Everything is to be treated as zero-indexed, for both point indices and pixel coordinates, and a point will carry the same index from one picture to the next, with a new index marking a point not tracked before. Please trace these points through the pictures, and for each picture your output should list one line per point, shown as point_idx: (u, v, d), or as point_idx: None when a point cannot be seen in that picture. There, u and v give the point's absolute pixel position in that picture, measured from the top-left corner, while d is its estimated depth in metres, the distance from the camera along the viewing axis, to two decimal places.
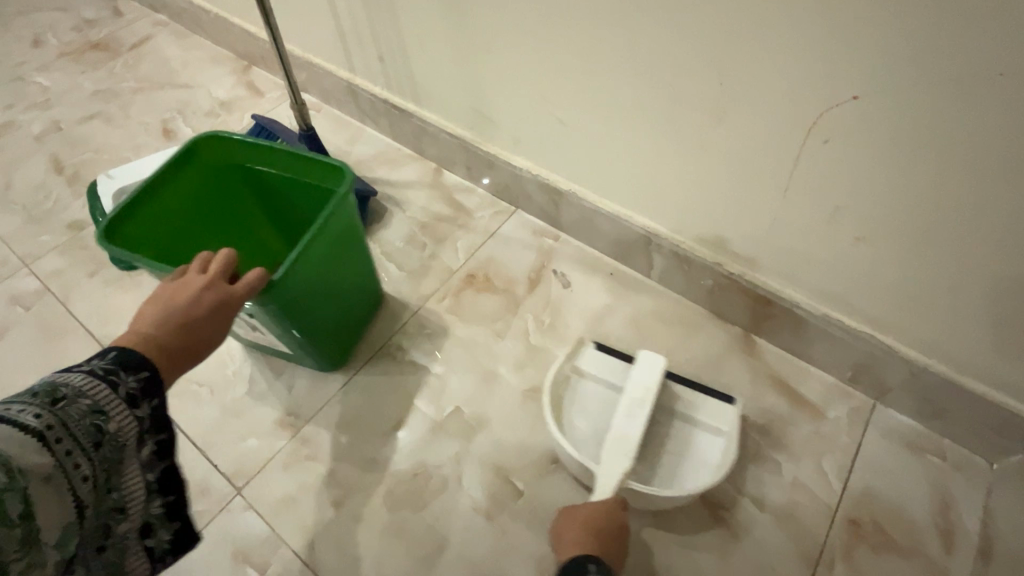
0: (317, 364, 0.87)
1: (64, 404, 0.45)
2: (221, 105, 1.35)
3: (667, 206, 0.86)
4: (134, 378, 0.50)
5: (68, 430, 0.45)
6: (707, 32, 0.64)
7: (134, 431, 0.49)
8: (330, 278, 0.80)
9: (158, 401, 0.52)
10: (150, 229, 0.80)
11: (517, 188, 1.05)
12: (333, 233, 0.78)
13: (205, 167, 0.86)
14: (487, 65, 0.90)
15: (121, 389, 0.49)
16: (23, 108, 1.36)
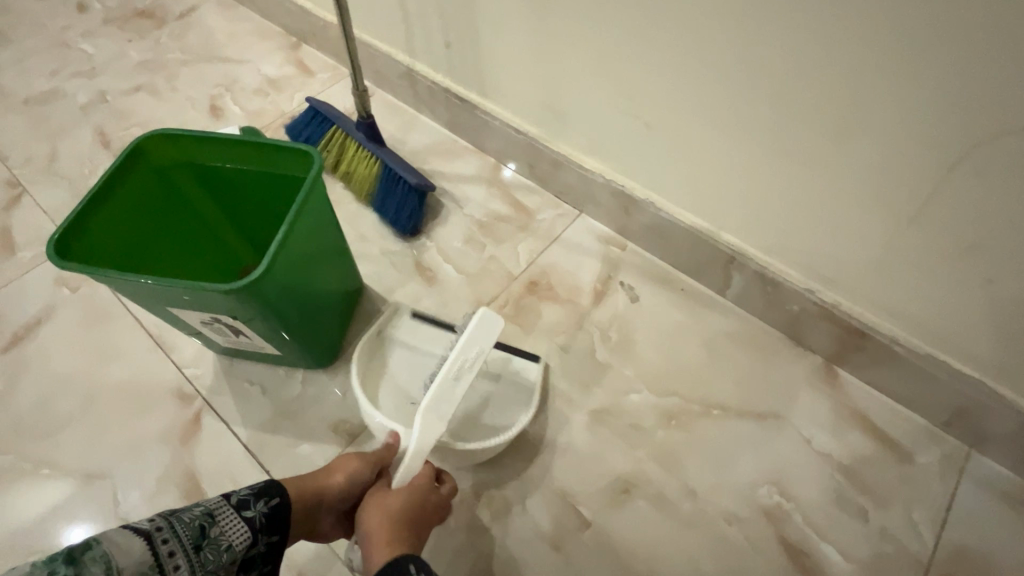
0: (308, 359, 0.84)
1: (175, 513, 0.54)
2: (270, 83, 1.30)
3: (759, 225, 0.80)
4: (264, 504, 0.60)
5: (173, 531, 0.52)
6: (850, 44, 0.57)
7: (239, 530, 0.57)
8: (311, 274, 0.76)
9: (273, 502, 0.61)
10: (110, 241, 0.71)
11: (585, 191, 0.99)
12: (312, 223, 0.73)
13: (163, 165, 0.76)
14: (571, 60, 0.84)
15: (235, 499, 0.59)
16: (67, 76, 1.31)
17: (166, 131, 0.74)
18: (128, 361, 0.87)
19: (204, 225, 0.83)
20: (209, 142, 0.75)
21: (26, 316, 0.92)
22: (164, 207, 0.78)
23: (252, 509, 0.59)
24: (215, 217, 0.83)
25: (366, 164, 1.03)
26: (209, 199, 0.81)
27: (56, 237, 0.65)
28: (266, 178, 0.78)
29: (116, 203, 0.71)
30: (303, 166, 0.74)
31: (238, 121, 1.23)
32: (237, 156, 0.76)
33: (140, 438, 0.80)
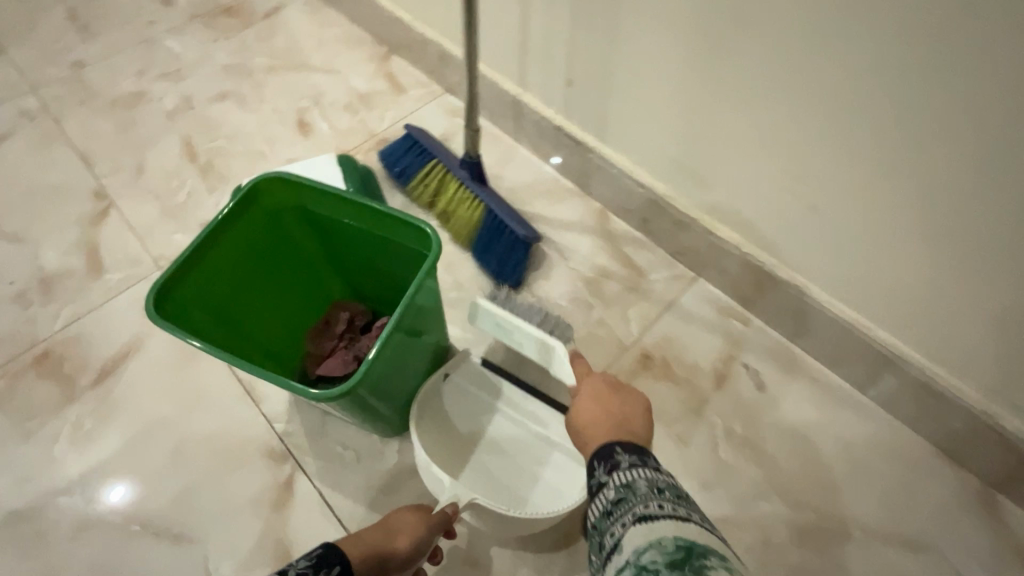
0: (382, 427, 0.77)
1: None
2: (359, 98, 1.22)
3: (933, 332, 0.70)
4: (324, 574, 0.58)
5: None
6: None
7: None
8: (403, 354, 0.69)
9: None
10: (205, 290, 0.64)
11: (710, 257, 0.89)
12: (417, 307, 0.65)
13: (269, 208, 0.68)
14: (728, 125, 0.73)
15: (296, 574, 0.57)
16: (155, 78, 1.27)
17: (285, 175, 0.66)
18: (217, 409, 0.83)
19: (304, 265, 0.75)
20: (324, 195, 0.67)
21: (113, 347, 0.89)
22: (269, 249, 0.70)
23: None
24: (316, 258, 0.76)
25: (468, 207, 0.92)
26: (314, 241, 0.74)
27: (158, 289, 0.58)
28: (380, 241, 0.70)
29: (217, 251, 0.64)
30: (420, 243, 0.66)
31: (326, 139, 1.17)
32: (354, 215, 0.68)
33: (231, 499, 0.76)
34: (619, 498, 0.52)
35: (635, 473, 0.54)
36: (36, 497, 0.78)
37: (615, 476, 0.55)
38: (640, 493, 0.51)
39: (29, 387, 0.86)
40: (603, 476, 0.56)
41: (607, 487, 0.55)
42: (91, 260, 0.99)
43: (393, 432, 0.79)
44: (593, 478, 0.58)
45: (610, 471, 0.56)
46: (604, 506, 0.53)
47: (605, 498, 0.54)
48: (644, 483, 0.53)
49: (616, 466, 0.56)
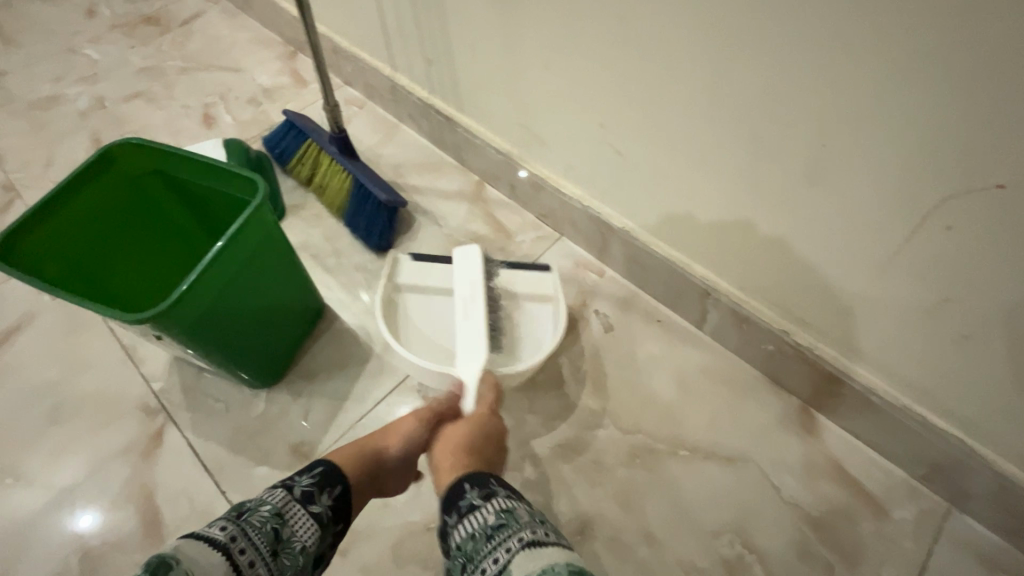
0: (248, 377, 0.82)
1: (246, 515, 0.52)
2: (264, 92, 1.30)
3: (736, 261, 0.78)
4: (309, 476, 0.61)
5: (250, 538, 0.50)
6: (818, 97, 0.56)
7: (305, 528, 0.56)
8: (250, 298, 0.75)
9: (335, 491, 0.61)
10: (61, 243, 0.71)
11: (564, 214, 0.97)
12: (252, 247, 0.71)
13: (127, 172, 0.75)
14: (549, 83, 0.81)
15: (298, 488, 0.59)
16: (72, 82, 1.35)
17: (137, 139, 0.73)
18: (98, 372, 0.88)
19: (174, 229, 0.81)
20: (175, 157, 0.74)
21: (5, 321, 0.94)
22: (131, 209, 0.77)
23: (318, 502, 0.59)
24: (185, 220, 0.82)
25: (338, 178, 1.02)
26: (179, 205, 0.80)
27: (6, 236, 0.65)
28: (228, 196, 0.76)
29: (73, 206, 0.71)
30: (254, 190, 0.72)
31: (227, 129, 1.24)
32: (203, 173, 0.74)
33: (105, 451, 0.82)
34: (498, 522, 0.50)
35: (501, 499, 0.52)
36: None
37: (470, 496, 0.54)
38: (520, 519, 0.49)
39: None
40: (475, 499, 0.53)
41: (465, 515, 0.52)
42: None
43: (263, 383, 0.85)
44: (465, 500, 0.54)
45: (480, 494, 0.54)
46: (477, 529, 0.50)
47: (480, 519, 0.51)
48: (521, 510, 0.51)
49: (489, 491, 0.54)
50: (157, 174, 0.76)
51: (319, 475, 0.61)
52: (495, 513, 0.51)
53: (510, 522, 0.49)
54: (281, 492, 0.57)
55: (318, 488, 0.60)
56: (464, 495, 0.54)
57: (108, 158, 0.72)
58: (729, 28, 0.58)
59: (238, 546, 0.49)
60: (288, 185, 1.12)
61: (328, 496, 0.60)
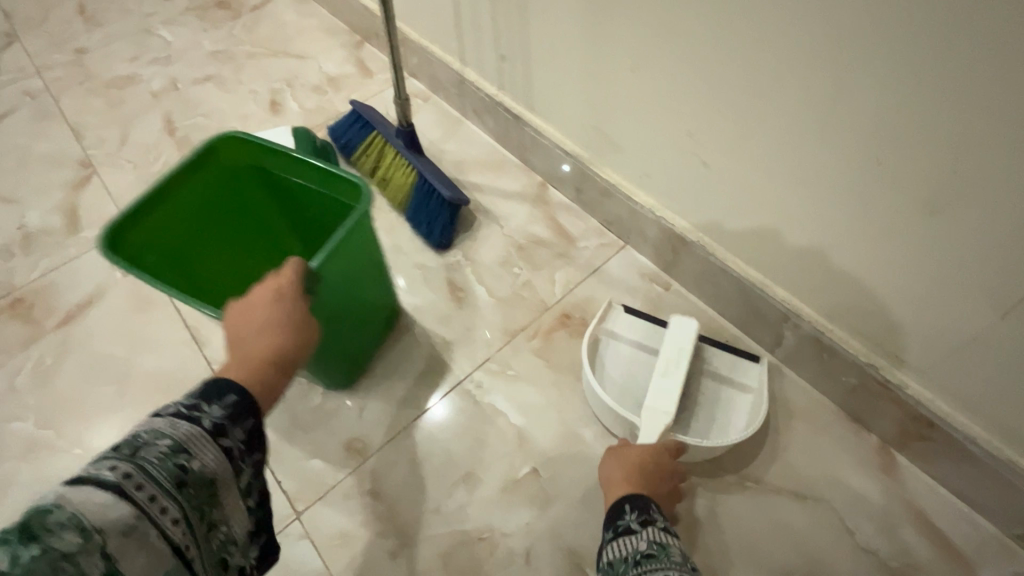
0: (328, 381, 0.81)
1: (140, 451, 0.42)
2: (329, 81, 1.31)
3: (824, 287, 0.73)
4: (220, 406, 0.47)
5: (148, 475, 0.41)
6: (955, 119, 0.51)
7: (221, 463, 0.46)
8: (344, 303, 0.74)
9: (250, 424, 0.49)
10: (166, 235, 0.72)
11: (632, 223, 0.93)
12: (354, 251, 0.71)
13: (226, 169, 0.76)
14: (632, 87, 0.78)
15: (206, 421, 0.46)
16: (146, 62, 1.38)
17: (240, 133, 0.74)
18: (162, 351, 0.90)
19: (261, 224, 0.82)
20: (278, 156, 0.75)
21: (78, 295, 0.97)
22: (229, 203, 0.78)
23: (231, 435, 0.47)
24: (272, 215, 0.82)
25: (402, 172, 1.01)
26: (269, 204, 0.81)
27: (115, 224, 0.66)
28: (329, 198, 0.77)
29: (181, 198, 0.72)
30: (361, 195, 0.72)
31: (292, 117, 1.24)
32: (295, 166, 0.75)
33: None
34: (649, 554, 0.52)
35: (659, 535, 0.55)
36: None
37: (634, 519, 0.57)
38: (672, 559, 0.51)
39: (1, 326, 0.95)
40: (633, 524, 0.56)
41: (624, 536, 0.56)
42: (69, 219, 1.08)
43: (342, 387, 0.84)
44: (622, 520, 0.58)
45: (642, 522, 0.56)
46: (630, 555, 0.53)
47: (635, 545, 0.54)
48: (676, 552, 0.52)
49: (650, 521, 0.57)
50: (257, 171, 0.77)
51: (232, 407, 0.48)
52: (649, 546, 0.53)
53: (668, 558, 0.51)
54: (185, 424, 0.45)
55: (231, 420, 0.48)
56: (622, 516, 0.58)
57: (210, 153, 0.74)
58: (862, 39, 0.52)
59: (133, 486, 0.40)
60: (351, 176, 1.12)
61: (223, 407, 0.47)
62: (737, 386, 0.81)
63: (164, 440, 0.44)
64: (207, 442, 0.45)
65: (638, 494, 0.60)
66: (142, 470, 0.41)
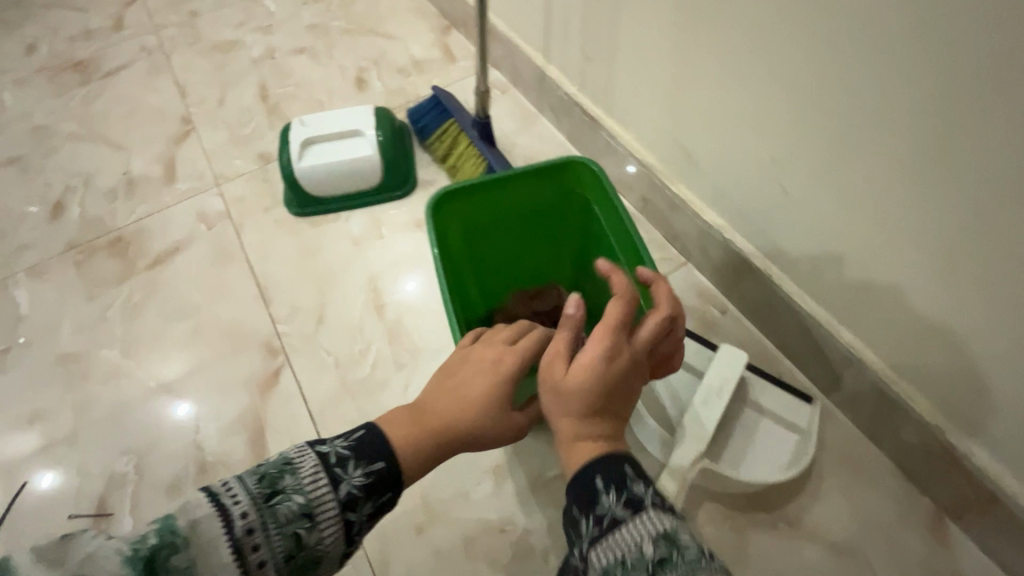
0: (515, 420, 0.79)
1: (273, 501, 0.50)
2: (414, 63, 1.35)
3: (897, 337, 0.69)
4: (360, 476, 0.54)
5: (267, 527, 0.49)
6: None
7: (336, 535, 0.52)
8: None
9: (380, 500, 0.55)
10: (466, 215, 0.76)
11: (696, 241, 0.91)
12: None
13: (567, 185, 0.78)
14: (718, 103, 0.75)
15: (344, 487, 0.53)
16: (250, 30, 1.47)
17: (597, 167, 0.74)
18: (234, 304, 0.97)
19: (561, 248, 0.83)
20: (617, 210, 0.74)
21: (168, 242, 1.06)
22: (547, 219, 0.80)
23: (358, 510, 0.53)
24: (566, 236, 0.82)
25: (473, 163, 1.06)
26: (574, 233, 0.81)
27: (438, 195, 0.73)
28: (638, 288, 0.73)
29: (509, 194, 0.77)
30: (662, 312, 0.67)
31: (374, 95, 1.29)
32: (603, 206, 0.76)
33: (229, 377, 0.90)
34: (660, 553, 0.44)
35: (657, 518, 0.47)
36: (81, 346, 0.94)
37: (619, 503, 0.48)
38: (686, 555, 0.44)
39: (99, 260, 1.04)
40: (619, 512, 0.48)
41: (615, 533, 0.47)
42: (167, 170, 1.18)
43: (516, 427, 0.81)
44: (602, 506, 0.49)
45: (630, 505, 0.48)
46: (635, 558, 0.44)
47: (633, 542, 0.45)
48: (686, 540, 0.45)
49: (637, 500, 0.48)
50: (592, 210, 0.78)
51: (373, 477, 0.54)
52: (655, 541, 0.45)
53: (681, 555, 0.44)
54: (324, 483, 0.52)
55: (365, 493, 0.53)
56: (602, 501, 0.49)
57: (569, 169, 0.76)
58: (978, 82, 0.49)
59: (255, 540, 0.48)
60: (423, 159, 1.15)
61: (363, 476, 0.54)
62: (786, 425, 0.78)
63: (300, 495, 0.51)
64: (335, 512, 0.51)
65: (615, 459, 0.51)
66: (266, 520, 0.49)
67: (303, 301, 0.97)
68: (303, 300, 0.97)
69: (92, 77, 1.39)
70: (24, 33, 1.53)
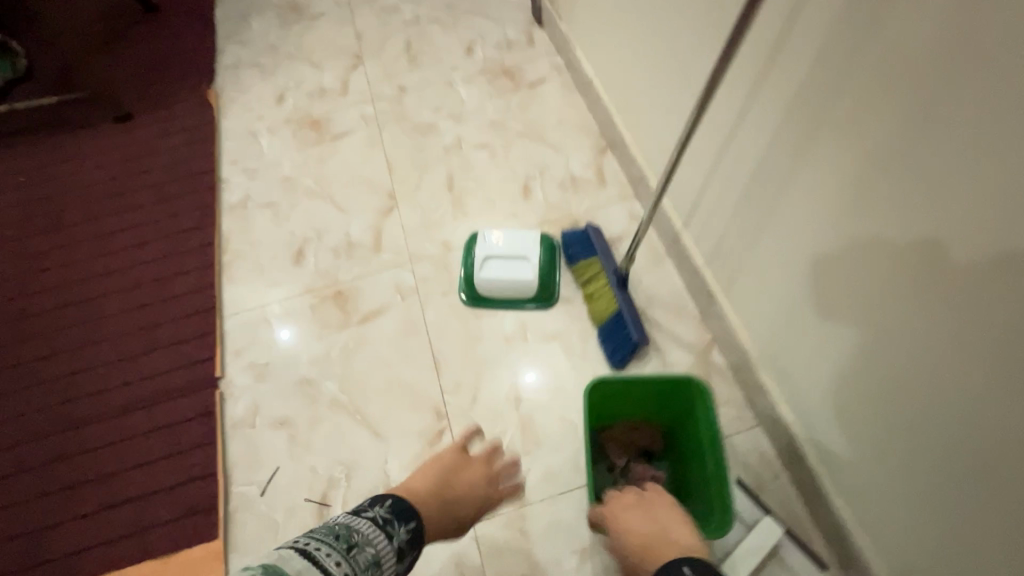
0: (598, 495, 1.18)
1: (324, 529, 0.84)
2: (571, 179, 1.64)
3: (895, 553, 0.99)
4: (379, 506, 0.91)
5: (331, 541, 0.81)
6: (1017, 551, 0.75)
7: (379, 538, 0.86)
8: None
9: (403, 518, 0.91)
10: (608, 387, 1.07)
11: (769, 417, 1.19)
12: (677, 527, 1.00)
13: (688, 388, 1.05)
14: (816, 350, 1.04)
15: (370, 513, 0.90)
16: (445, 115, 1.82)
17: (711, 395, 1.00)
18: (417, 369, 1.36)
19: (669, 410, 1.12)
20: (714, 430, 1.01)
21: (374, 304, 1.46)
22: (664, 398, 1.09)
23: (389, 523, 0.89)
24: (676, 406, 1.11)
25: (607, 299, 1.35)
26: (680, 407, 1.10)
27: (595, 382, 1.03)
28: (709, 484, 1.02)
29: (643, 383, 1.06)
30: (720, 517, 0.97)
31: (536, 203, 1.60)
32: (705, 415, 1.03)
33: (410, 426, 1.29)
34: None
35: None
36: (315, 374, 1.37)
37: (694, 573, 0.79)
38: None
39: (326, 307, 1.46)
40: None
41: None
42: (376, 239, 1.57)
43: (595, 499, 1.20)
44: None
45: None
46: None
47: None
48: None
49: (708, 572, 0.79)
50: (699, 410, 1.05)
51: (384, 504, 0.92)
52: None
53: None
54: (347, 516, 0.88)
55: (388, 513, 0.91)
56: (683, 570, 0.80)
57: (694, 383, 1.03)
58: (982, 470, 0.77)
59: (327, 549, 0.79)
60: (566, 277, 1.46)
61: (405, 531, 0.90)
62: None
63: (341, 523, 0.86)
64: (371, 525, 0.87)
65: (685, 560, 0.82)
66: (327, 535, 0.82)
67: (465, 379, 1.34)
68: (465, 379, 1.34)
69: (324, 137, 1.80)
70: (274, 81, 1.97)
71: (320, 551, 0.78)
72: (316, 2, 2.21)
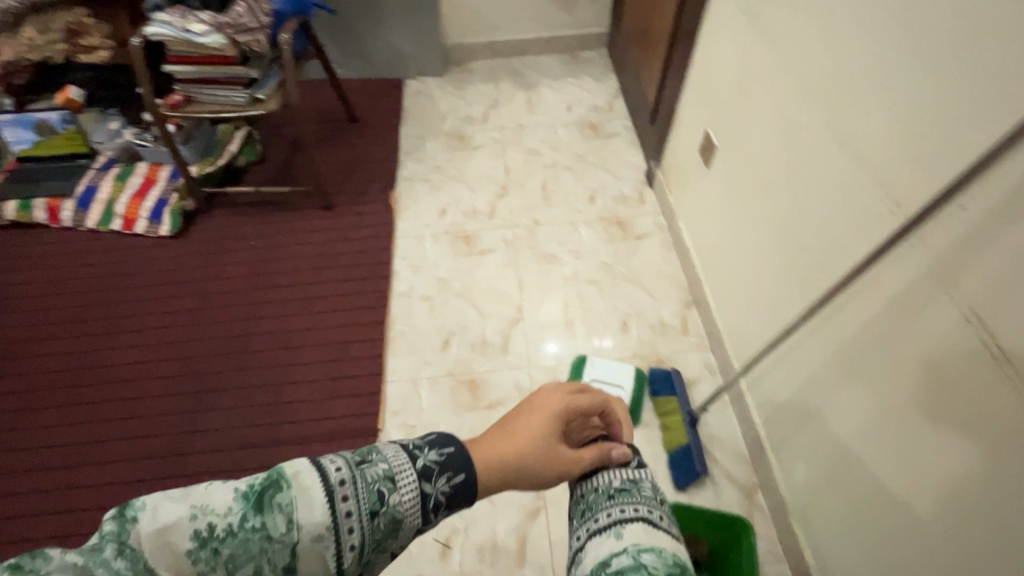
0: None
1: (361, 465, 0.70)
2: (661, 323, 2.09)
3: None
4: (434, 451, 0.75)
5: (351, 486, 0.67)
6: None
7: (411, 498, 0.71)
8: None
9: (451, 471, 0.75)
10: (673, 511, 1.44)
11: (795, 559, 1.53)
12: None
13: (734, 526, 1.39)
14: (836, 520, 1.39)
15: (422, 457, 0.74)
16: (567, 250, 2.34)
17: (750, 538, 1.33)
18: None
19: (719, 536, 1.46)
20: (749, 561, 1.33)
21: (498, 396, 1.92)
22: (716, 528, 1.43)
23: (433, 478, 0.73)
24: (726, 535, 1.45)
25: (679, 432, 1.76)
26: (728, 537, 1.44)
27: None
28: None
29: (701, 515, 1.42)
30: None
31: (630, 338, 2.05)
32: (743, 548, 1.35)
33: (514, 500, 1.70)
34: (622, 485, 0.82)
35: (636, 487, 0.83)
36: None
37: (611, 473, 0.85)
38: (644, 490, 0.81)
39: (462, 391, 1.93)
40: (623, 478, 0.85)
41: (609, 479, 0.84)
42: (504, 343, 2.05)
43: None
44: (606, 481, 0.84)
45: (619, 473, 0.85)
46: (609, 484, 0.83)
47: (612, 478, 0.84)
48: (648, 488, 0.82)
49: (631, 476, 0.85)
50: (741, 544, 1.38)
51: (441, 446, 0.76)
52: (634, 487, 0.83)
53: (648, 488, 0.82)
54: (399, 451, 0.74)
55: (437, 464, 0.74)
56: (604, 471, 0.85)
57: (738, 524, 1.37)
58: None
59: (342, 491, 0.66)
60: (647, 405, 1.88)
61: (447, 484, 0.74)
62: None
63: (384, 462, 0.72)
64: (414, 477, 0.72)
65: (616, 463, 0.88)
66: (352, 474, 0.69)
67: None
68: None
69: (473, 250, 2.35)
70: (440, 196, 2.57)
71: (340, 494, 0.66)
72: (477, 135, 2.85)
